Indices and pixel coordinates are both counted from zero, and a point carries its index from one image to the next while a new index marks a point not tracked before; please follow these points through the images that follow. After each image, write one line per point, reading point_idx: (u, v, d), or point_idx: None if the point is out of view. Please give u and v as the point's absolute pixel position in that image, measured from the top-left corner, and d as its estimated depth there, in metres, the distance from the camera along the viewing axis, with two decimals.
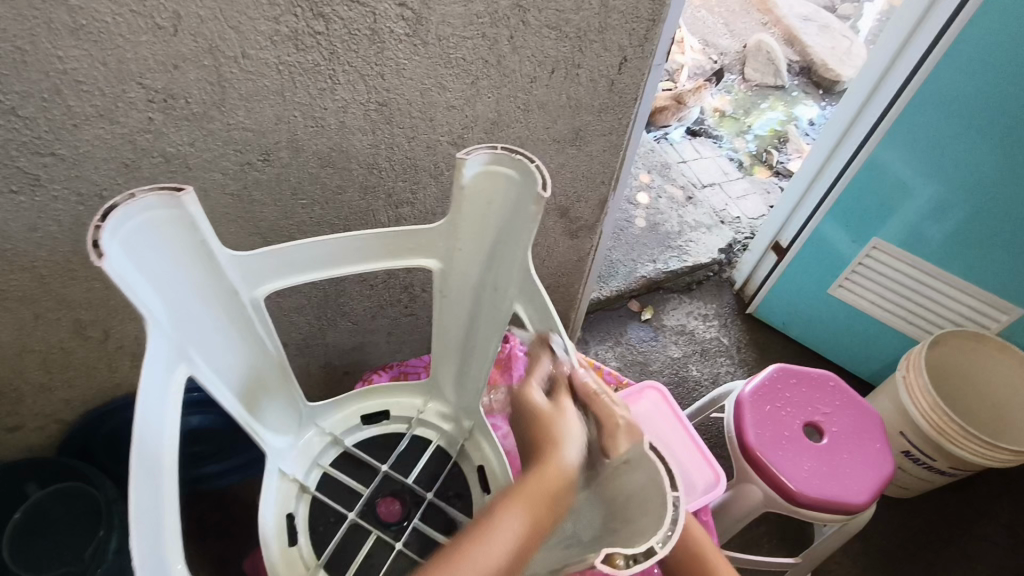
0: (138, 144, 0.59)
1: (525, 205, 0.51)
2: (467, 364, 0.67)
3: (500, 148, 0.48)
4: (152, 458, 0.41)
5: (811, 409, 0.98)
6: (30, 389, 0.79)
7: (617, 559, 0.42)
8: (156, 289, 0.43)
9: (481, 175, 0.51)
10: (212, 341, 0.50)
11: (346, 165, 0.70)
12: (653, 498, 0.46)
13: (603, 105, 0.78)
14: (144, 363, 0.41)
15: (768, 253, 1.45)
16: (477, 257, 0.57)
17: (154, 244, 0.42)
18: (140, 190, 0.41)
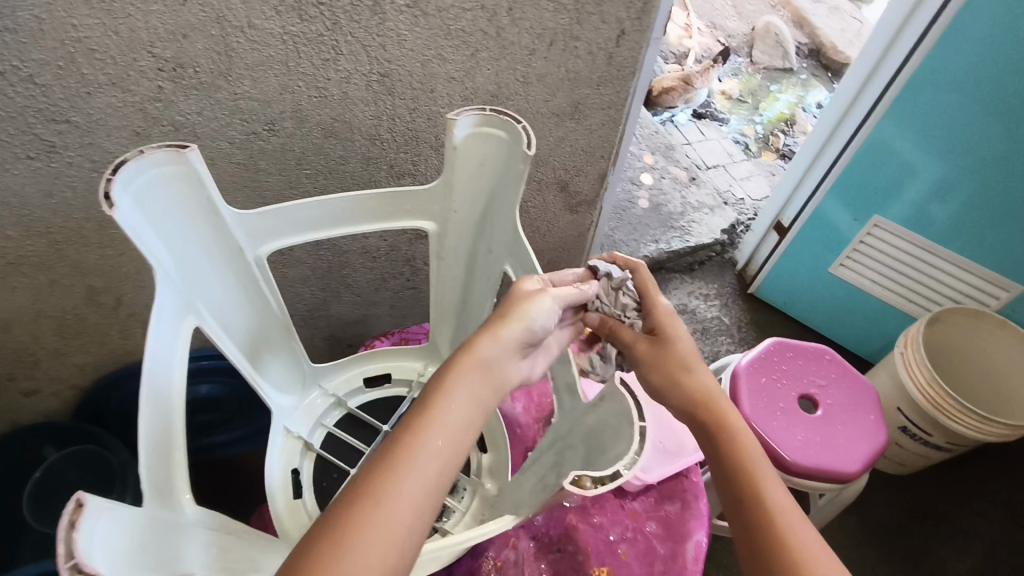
0: (148, 113, 0.61)
1: (513, 167, 0.52)
2: (464, 327, 0.69)
3: (488, 108, 0.49)
4: (163, 398, 0.43)
5: (806, 382, 1.00)
6: (46, 354, 0.82)
7: (585, 481, 0.47)
8: (164, 240, 0.45)
9: (472, 137, 0.53)
10: (220, 298, 0.52)
11: (348, 136, 0.72)
12: (623, 432, 0.51)
13: (601, 78, 0.79)
14: (154, 308, 0.43)
15: (770, 233, 1.45)
16: (472, 220, 0.59)
17: (160, 199, 0.44)
18: (149, 147, 0.43)
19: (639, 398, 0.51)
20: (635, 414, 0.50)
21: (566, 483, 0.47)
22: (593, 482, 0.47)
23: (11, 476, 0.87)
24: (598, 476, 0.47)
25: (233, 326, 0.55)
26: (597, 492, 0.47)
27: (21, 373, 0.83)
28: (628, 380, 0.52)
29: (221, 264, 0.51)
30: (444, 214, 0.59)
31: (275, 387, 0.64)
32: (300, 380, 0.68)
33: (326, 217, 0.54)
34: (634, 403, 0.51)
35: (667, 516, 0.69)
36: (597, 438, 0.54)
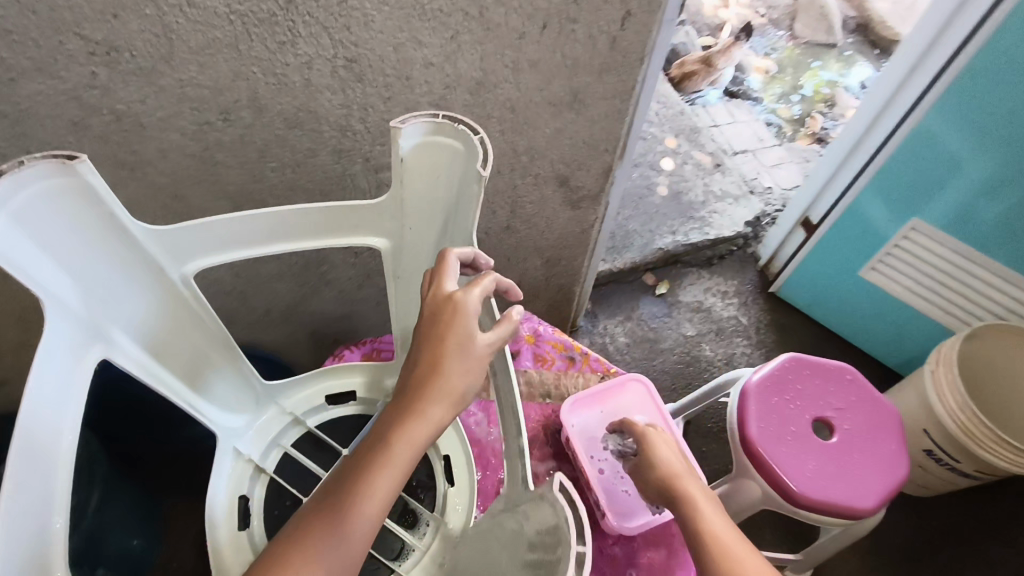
0: (84, 101, 0.55)
1: (467, 181, 0.48)
2: None
3: (439, 114, 0.45)
4: (43, 449, 0.36)
5: (822, 404, 0.91)
6: (9, 347, 0.79)
7: None
8: (60, 261, 0.39)
9: (422, 147, 0.48)
10: (139, 319, 0.47)
11: (316, 126, 0.65)
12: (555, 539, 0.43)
13: (603, 65, 0.70)
14: (39, 345, 0.37)
15: (797, 230, 1.34)
16: (430, 236, 0.54)
17: (49, 215, 0.38)
18: (31, 156, 0.36)
19: (585, 514, 0.42)
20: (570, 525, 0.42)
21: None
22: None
23: None
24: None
25: (160, 349, 0.50)
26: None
27: None
28: (566, 483, 0.44)
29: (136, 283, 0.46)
30: (398, 229, 0.54)
31: (222, 409, 0.59)
32: (253, 398, 0.63)
33: (260, 234, 0.49)
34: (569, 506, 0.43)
35: (651, 563, 0.71)
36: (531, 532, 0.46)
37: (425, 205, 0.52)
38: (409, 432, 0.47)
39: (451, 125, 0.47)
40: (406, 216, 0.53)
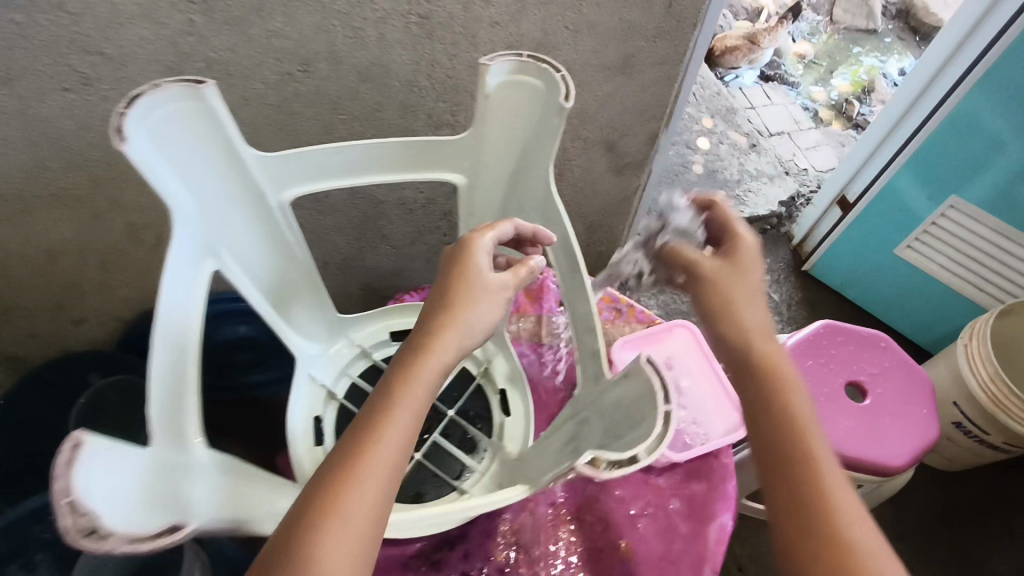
0: (181, 48, 0.60)
1: (549, 117, 0.51)
2: None
3: (527, 55, 0.47)
4: (177, 335, 0.43)
5: (856, 368, 0.94)
6: (92, 285, 0.87)
7: (599, 462, 0.44)
8: (182, 183, 0.44)
9: (506, 85, 0.52)
10: (239, 241, 0.52)
11: (385, 81, 0.69)
12: (644, 413, 0.45)
13: (657, 30, 0.73)
14: (171, 247, 0.43)
15: (832, 208, 1.35)
16: (504, 175, 0.59)
17: (171, 136, 0.43)
18: (164, 81, 0.41)
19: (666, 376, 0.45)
20: (660, 397, 0.44)
21: (579, 463, 0.44)
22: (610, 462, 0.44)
23: (61, 397, 0.93)
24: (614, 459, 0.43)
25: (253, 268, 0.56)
26: (611, 476, 0.43)
27: (71, 301, 0.88)
28: (654, 362, 0.46)
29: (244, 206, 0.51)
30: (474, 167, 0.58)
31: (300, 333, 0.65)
32: (326, 331, 0.68)
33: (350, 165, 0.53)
34: (659, 385, 0.44)
35: (693, 494, 0.67)
36: (615, 415, 0.49)
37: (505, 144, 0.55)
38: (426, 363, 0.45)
39: (536, 64, 0.49)
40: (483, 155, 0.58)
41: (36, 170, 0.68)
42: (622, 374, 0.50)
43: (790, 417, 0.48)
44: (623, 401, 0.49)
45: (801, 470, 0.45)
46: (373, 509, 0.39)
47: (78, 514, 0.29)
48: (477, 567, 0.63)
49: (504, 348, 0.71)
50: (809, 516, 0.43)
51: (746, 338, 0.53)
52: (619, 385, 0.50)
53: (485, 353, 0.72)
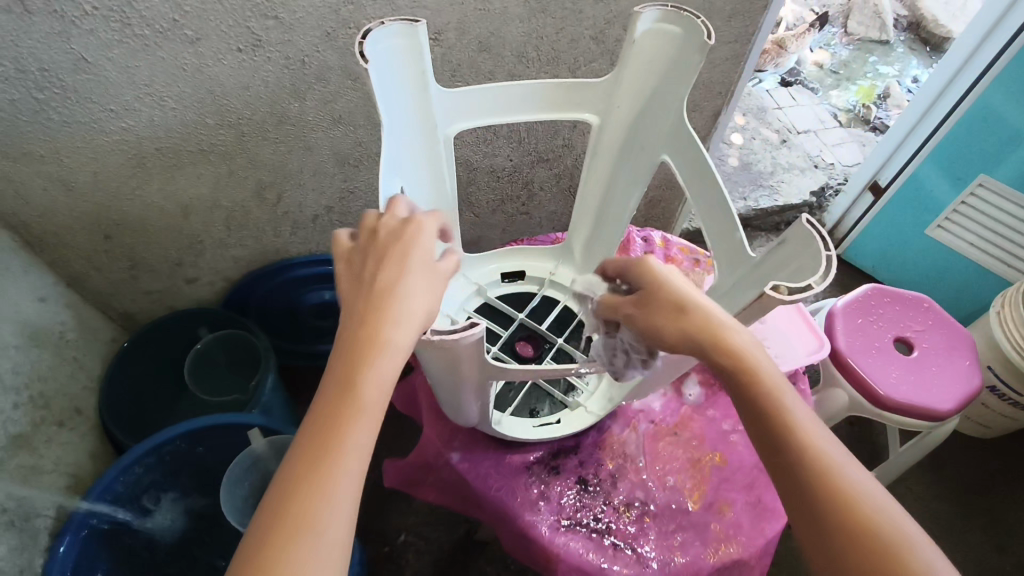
0: (341, 15, 0.70)
1: (687, 57, 0.63)
2: (599, 231, 0.82)
3: (669, 5, 0.61)
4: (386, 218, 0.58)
5: (903, 325, 1.03)
6: (212, 243, 0.95)
7: (781, 288, 0.46)
8: (390, 102, 0.61)
9: (650, 33, 0.64)
10: (412, 159, 0.67)
11: (499, 52, 0.79)
12: (808, 262, 0.50)
13: (733, 10, 0.83)
14: (383, 150, 0.58)
15: (864, 194, 1.44)
16: (630, 116, 0.71)
17: (387, 63, 0.59)
18: (386, 23, 0.57)
19: (826, 231, 0.48)
20: (821, 244, 0.48)
21: (763, 288, 0.47)
22: (790, 288, 0.46)
23: (176, 347, 1.02)
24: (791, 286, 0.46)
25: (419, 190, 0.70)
26: (797, 298, 0.45)
27: (189, 259, 0.97)
28: (814, 220, 0.49)
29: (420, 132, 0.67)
30: (607, 107, 0.71)
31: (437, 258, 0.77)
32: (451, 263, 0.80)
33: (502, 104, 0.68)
34: (818, 235, 0.49)
35: None
36: (782, 278, 0.52)
37: (634, 87, 0.69)
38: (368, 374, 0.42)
39: (676, 15, 0.62)
40: (617, 96, 0.70)
41: (196, 126, 0.77)
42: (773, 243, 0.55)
43: (796, 430, 0.44)
44: (786, 261, 0.52)
45: (814, 485, 0.42)
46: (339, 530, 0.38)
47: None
48: (589, 471, 0.71)
49: None
50: (843, 527, 0.40)
51: (725, 357, 0.47)
52: (770, 254, 0.55)
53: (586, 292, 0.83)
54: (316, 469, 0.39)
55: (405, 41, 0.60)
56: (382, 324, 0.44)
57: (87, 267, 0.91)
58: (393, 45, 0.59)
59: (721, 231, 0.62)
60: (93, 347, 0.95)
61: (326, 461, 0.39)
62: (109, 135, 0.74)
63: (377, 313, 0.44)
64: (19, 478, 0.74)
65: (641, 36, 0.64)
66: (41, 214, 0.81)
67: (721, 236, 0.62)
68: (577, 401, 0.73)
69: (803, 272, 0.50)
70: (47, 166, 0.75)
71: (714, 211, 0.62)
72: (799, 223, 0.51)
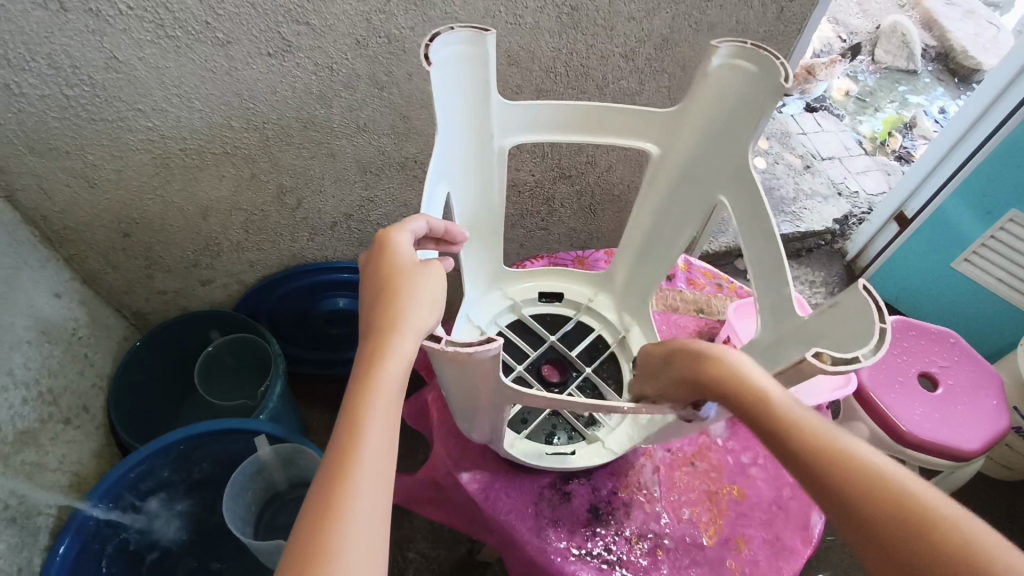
0: (372, 23, 0.69)
1: (762, 96, 0.59)
2: (646, 259, 0.78)
3: (749, 40, 0.57)
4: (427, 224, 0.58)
5: (927, 360, 1.00)
6: (229, 245, 0.94)
7: (824, 357, 0.43)
8: (447, 112, 0.59)
9: (725, 67, 0.61)
10: (461, 171, 0.66)
11: (528, 66, 0.79)
12: (860, 332, 0.46)
13: (767, 32, 0.83)
14: (433, 155, 0.57)
15: (890, 224, 1.42)
16: (692, 151, 0.67)
17: (449, 72, 0.58)
18: (456, 27, 0.55)
19: (883, 301, 0.45)
20: (875, 314, 0.44)
21: (804, 355, 0.44)
22: (835, 357, 0.43)
23: (189, 349, 1.01)
24: (836, 355, 0.43)
25: (462, 204, 0.69)
26: (840, 370, 0.42)
27: (206, 261, 0.96)
28: (871, 287, 0.46)
29: (473, 145, 0.65)
30: (669, 138, 0.68)
31: (471, 269, 0.76)
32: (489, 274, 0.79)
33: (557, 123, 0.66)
34: (873, 304, 0.45)
35: None
36: (830, 345, 0.49)
37: (700, 121, 0.65)
38: (375, 388, 0.42)
39: (754, 51, 0.59)
40: (681, 128, 0.67)
41: (221, 128, 0.77)
42: (825, 304, 0.51)
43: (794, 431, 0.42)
44: (836, 326, 0.49)
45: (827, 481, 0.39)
46: (372, 546, 0.37)
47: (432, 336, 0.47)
48: (602, 498, 0.69)
49: (641, 319, 0.78)
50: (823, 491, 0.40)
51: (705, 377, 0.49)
52: (821, 315, 0.51)
53: (622, 323, 0.79)
54: (338, 483, 0.38)
55: (472, 49, 0.58)
56: (388, 332, 0.45)
57: (103, 264, 0.90)
58: (458, 51, 0.57)
59: (767, 278, 0.58)
60: (104, 345, 0.94)
61: (345, 474, 0.38)
62: (135, 133, 0.74)
63: (387, 326, 0.45)
64: (23, 474, 0.73)
65: (713, 69, 0.61)
66: (63, 209, 0.81)
67: (766, 284, 0.59)
68: (596, 435, 0.70)
69: (854, 343, 0.46)
70: (72, 162, 0.75)
71: (763, 256, 0.58)
72: (857, 288, 0.48)
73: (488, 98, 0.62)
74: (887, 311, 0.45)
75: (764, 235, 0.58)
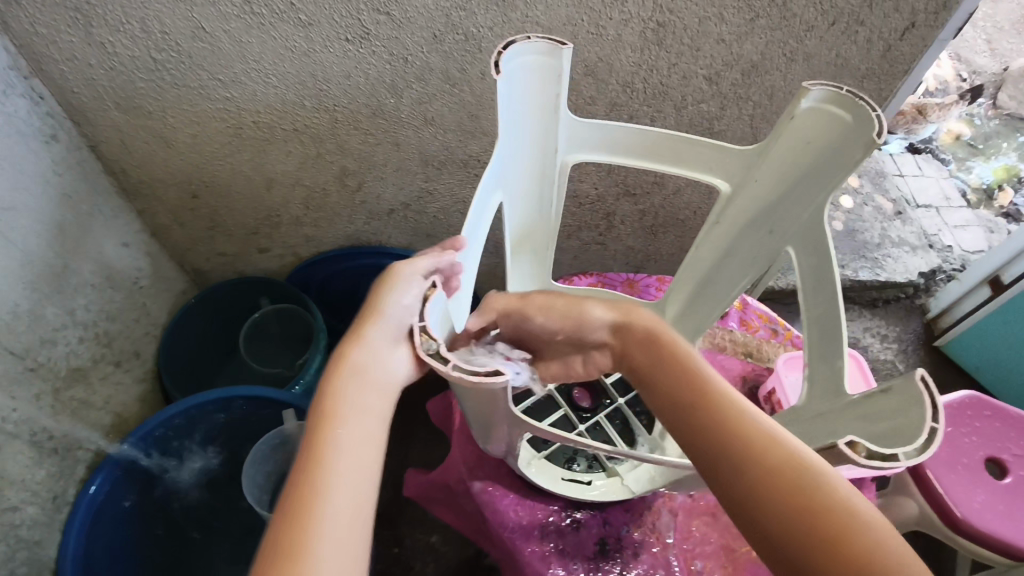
0: (451, 20, 0.68)
1: (853, 151, 0.50)
2: (698, 299, 0.71)
3: (847, 87, 0.49)
4: (472, 233, 0.55)
5: (999, 445, 0.90)
6: (288, 219, 0.97)
7: (858, 447, 0.41)
8: (508, 120, 0.56)
9: (818, 111, 0.53)
10: (517, 181, 0.63)
11: (605, 78, 0.76)
12: (903, 426, 0.42)
13: (868, 71, 0.77)
14: (489, 164, 0.54)
15: (980, 287, 1.30)
16: (765, 197, 0.60)
17: (515, 79, 0.54)
18: (529, 34, 0.52)
19: (940, 397, 0.41)
20: (927, 412, 0.41)
21: (839, 442, 0.41)
22: (871, 451, 0.40)
23: (242, 311, 1.06)
24: (872, 450, 0.40)
25: (513, 214, 0.66)
26: (870, 467, 0.40)
27: (266, 231, 0.99)
28: (930, 378, 0.42)
29: (533, 155, 0.62)
30: (742, 178, 0.61)
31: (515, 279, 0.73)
32: (538, 285, 0.76)
33: (620, 146, 0.61)
34: (927, 400, 0.41)
35: None
36: (871, 430, 0.45)
37: (779, 167, 0.58)
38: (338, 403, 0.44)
39: (852, 100, 0.50)
40: (757, 170, 0.59)
41: (293, 106, 0.78)
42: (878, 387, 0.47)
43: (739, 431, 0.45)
44: (884, 413, 0.45)
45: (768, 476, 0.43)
46: (328, 544, 0.38)
47: (427, 335, 0.45)
48: (613, 533, 0.66)
49: None
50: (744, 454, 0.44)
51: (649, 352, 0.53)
52: (872, 398, 0.47)
53: None
54: (297, 490, 0.40)
55: (544, 60, 0.55)
56: (352, 346, 0.47)
57: (173, 220, 0.95)
58: (529, 60, 0.54)
59: (819, 340, 0.54)
60: (164, 296, 0.99)
61: (302, 482, 0.40)
62: (214, 102, 0.77)
63: (352, 344, 0.47)
64: (70, 409, 0.78)
65: (800, 112, 0.53)
66: (142, 164, 0.85)
67: (821, 354, 0.53)
68: (617, 469, 0.67)
69: (895, 438, 0.42)
70: (153, 123, 0.79)
71: (824, 325, 0.53)
72: (912, 374, 0.43)
73: (557, 111, 0.59)
74: (941, 408, 0.40)
75: (828, 301, 0.53)
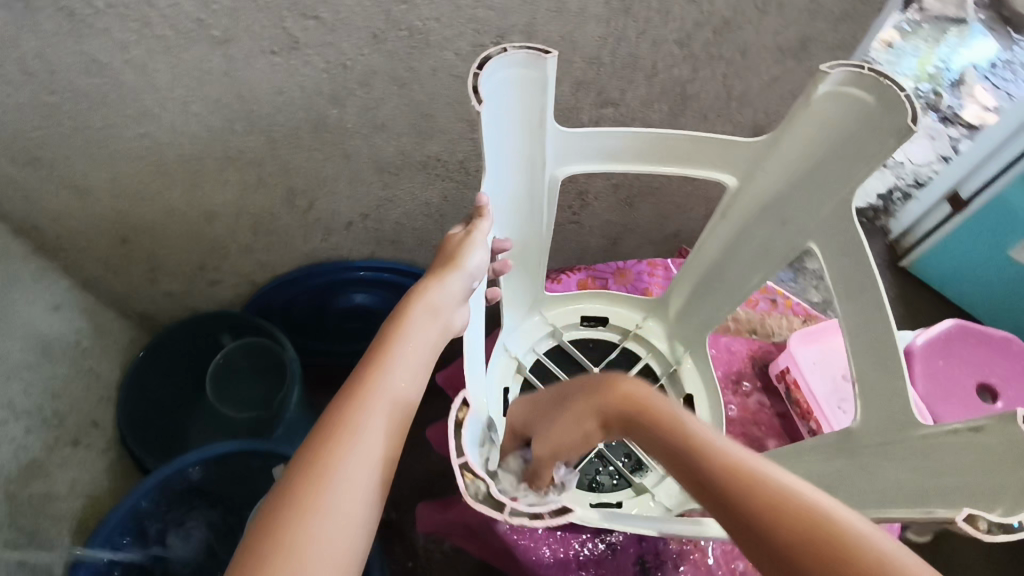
0: (392, 14, 0.59)
1: (875, 135, 0.53)
2: (709, 290, 0.74)
3: (869, 71, 0.50)
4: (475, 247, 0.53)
5: (986, 370, 0.93)
6: (236, 249, 0.87)
7: (980, 522, 0.40)
8: (501, 136, 0.53)
9: (836, 98, 0.54)
10: (510, 196, 0.60)
11: (569, 57, 0.69)
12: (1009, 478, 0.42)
13: (843, 13, 0.71)
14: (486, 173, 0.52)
15: (941, 204, 1.32)
16: (780, 186, 0.61)
17: (501, 95, 0.51)
18: (511, 45, 0.48)
19: None
20: None
21: (959, 521, 0.40)
22: (991, 523, 0.40)
23: (200, 352, 0.96)
24: (997, 522, 0.40)
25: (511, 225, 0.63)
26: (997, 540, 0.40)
27: (214, 265, 0.90)
28: None
29: (524, 170, 0.59)
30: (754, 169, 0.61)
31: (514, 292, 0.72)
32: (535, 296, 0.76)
33: (613, 151, 0.59)
34: None
35: None
36: (963, 477, 0.45)
37: (792, 156, 0.59)
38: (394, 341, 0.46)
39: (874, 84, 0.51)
40: (767, 161, 0.60)
41: (222, 132, 0.68)
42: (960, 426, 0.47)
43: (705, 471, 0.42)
44: (979, 462, 0.45)
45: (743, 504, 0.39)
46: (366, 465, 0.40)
47: (471, 476, 0.41)
48: (650, 549, 0.67)
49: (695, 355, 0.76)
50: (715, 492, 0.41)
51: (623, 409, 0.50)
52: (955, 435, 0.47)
53: (673, 356, 0.77)
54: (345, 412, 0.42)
55: (525, 71, 0.51)
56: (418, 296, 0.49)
57: (104, 270, 0.84)
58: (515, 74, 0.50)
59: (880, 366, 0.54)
60: (110, 352, 0.89)
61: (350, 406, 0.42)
62: (127, 140, 0.66)
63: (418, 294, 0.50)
64: (31, 508, 0.70)
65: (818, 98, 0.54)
66: (55, 218, 0.73)
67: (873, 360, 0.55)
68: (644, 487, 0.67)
69: (1002, 492, 0.42)
70: (58, 172, 0.67)
71: (867, 326, 0.55)
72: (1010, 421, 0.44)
73: (541, 123, 0.55)
74: None
75: (868, 301, 0.54)
